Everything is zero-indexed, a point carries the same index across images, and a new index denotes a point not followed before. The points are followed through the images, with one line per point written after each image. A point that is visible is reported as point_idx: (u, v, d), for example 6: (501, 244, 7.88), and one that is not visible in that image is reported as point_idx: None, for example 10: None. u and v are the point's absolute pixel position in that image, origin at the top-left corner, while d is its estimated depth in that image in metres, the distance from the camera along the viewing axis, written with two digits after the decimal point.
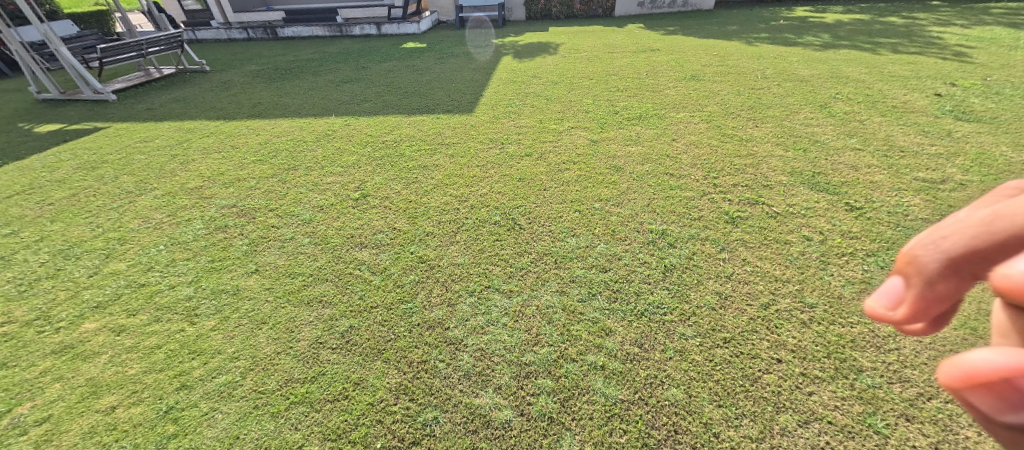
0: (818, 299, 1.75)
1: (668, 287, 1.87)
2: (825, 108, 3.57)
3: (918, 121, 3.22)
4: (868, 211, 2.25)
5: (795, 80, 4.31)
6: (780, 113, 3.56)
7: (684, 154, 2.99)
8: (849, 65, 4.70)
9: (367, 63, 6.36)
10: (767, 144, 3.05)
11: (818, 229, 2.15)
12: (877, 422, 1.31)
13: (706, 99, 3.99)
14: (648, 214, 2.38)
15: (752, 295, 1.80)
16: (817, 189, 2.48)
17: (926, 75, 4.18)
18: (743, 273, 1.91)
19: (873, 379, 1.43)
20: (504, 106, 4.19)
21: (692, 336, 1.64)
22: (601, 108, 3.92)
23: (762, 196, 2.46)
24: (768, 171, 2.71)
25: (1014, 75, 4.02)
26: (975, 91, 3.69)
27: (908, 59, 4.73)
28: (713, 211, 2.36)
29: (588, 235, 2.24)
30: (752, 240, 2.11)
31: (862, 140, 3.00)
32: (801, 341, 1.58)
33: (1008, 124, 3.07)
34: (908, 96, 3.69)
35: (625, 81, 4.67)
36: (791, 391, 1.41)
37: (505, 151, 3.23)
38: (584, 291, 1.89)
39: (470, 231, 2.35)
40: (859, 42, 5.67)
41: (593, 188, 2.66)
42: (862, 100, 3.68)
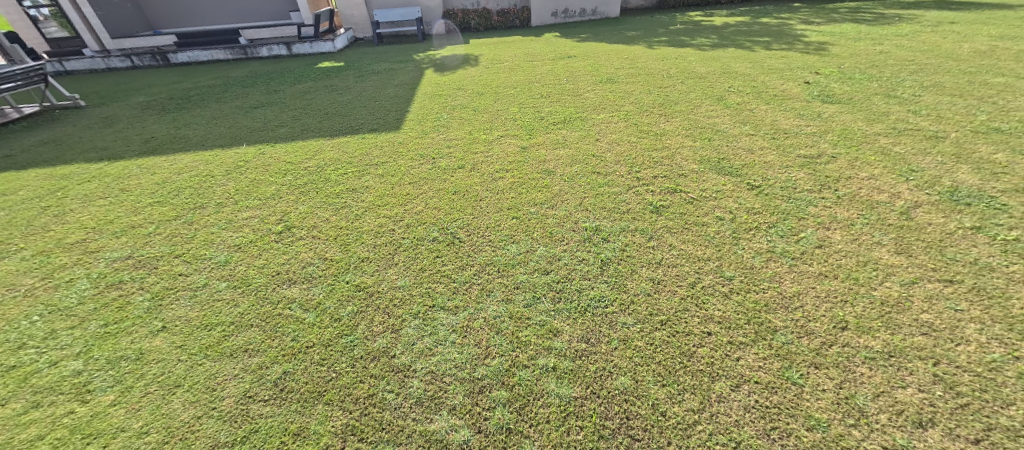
0: (735, 272, 1.93)
1: (607, 280, 1.96)
2: (722, 101, 4.00)
3: (795, 106, 3.73)
4: (765, 188, 2.55)
5: (695, 77, 4.79)
6: (686, 107, 3.92)
7: (608, 152, 3.17)
8: (736, 61, 5.33)
9: (279, 85, 5.95)
10: (679, 136, 3.34)
11: (728, 209, 2.39)
12: (793, 374, 1.47)
13: (622, 99, 4.28)
14: (581, 212, 2.48)
15: (680, 276, 1.94)
16: (723, 173, 2.76)
17: (796, 66, 4.87)
18: (671, 258, 2.06)
19: (786, 336, 1.61)
20: (431, 120, 4.15)
21: (632, 323, 1.73)
22: (527, 115, 4.04)
23: (680, 185, 2.68)
24: (682, 161, 2.97)
25: (860, 62, 4.82)
26: (834, 78, 4.37)
27: (781, 54, 5.48)
28: (639, 203, 2.53)
29: (527, 240, 2.28)
30: (674, 226, 2.29)
31: (754, 127, 3.40)
32: (725, 312, 1.73)
33: (861, 103, 3.67)
34: (785, 86, 4.27)
35: (547, 87, 4.86)
36: (722, 360, 1.54)
37: (436, 165, 3.19)
38: (529, 296, 1.92)
39: (408, 251, 2.28)
40: (742, 41, 6.47)
41: (527, 194, 2.72)
42: (750, 92, 4.18)
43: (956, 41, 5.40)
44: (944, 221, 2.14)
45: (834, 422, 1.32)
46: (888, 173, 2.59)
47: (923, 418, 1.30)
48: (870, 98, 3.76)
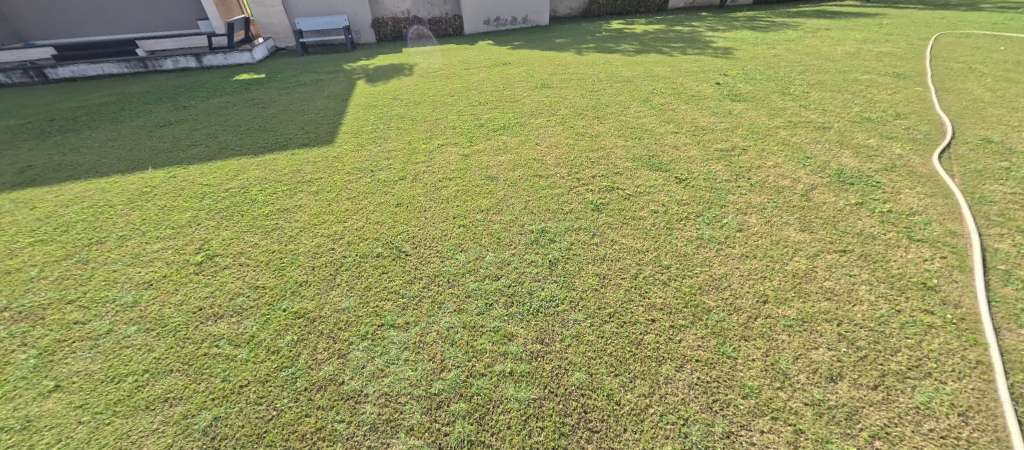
0: (671, 260, 2.08)
1: (556, 280, 2.01)
2: (648, 102, 4.30)
3: (710, 105, 4.11)
4: (691, 181, 2.78)
5: (622, 81, 5.10)
6: (617, 109, 4.15)
7: (548, 156, 3.26)
8: (657, 65, 5.76)
9: (189, 101, 5.40)
10: (612, 137, 3.53)
11: (661, 202, 2.57)
12: (728, 349, 1.60)
13: (557, 103, 4.44)
14: (527, 216, 2.53)
15: (623, 269, 2.04)
16: (654, 169, 2.96)
17: (708, 69, 5.37)
18: (613, 252, 2.16)
19: (719, 315, 1.75)
20: (367, 131, 4.00)
21: (583, 319, 1.79)
22: (467, 123, 4.03)
23: (616, 182, 2.83)
24: (616, 160, 3.13)
25: (759, 64, 5.43)
26: (740, 79, 4.89)
27: (695, 58, 6.01)
28: (580, 202, 2.63)
29: (475, 248, 2.27)
30: (614, 222, 2.41)
31: (677, 125, 3.69)
32: (665, 299, 1.85)
33: (763, 100, 4.13)
34: (700, 87, 4.69)
35: (484, 95, 4.89)
36: (666, 344, 1.64)
37: (376, 178, 3.08)
38: (481, 304, 1.91)
39: (351, 270, 2.16)
40: (660, 47, 7.01)
41: (472, 201, 2.71)
42: (671, 93, 4.53)
43: (831, 44, 6.28)
44: (836, 200, 2.47)
45: (764, 387, 1.45)
46: (789, 161, 2.94)
47: (834, 373, 1.48)
48: (770, 96, 4.25)
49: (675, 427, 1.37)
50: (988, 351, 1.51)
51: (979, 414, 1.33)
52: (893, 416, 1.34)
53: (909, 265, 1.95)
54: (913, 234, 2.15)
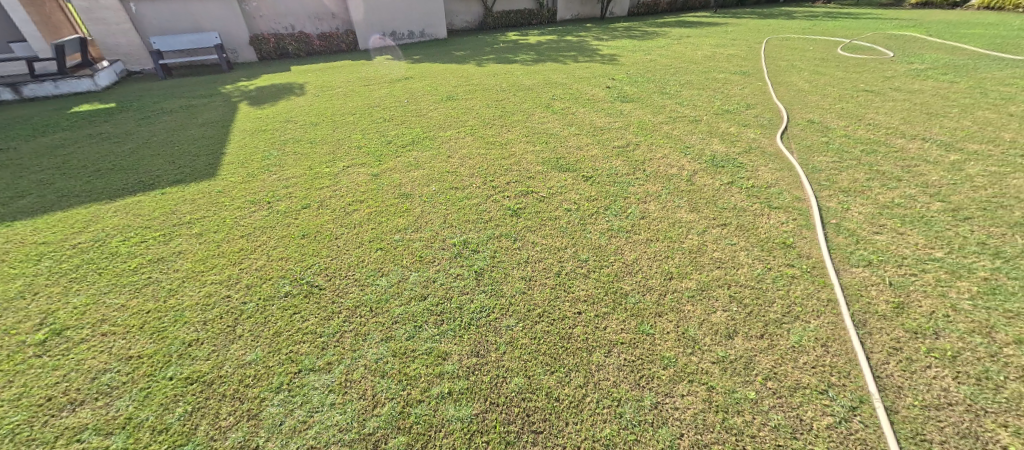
0: (588, 253, 2.21)
1: (484, 290, 2.01)
2: (549, 108, 4.55)
3: (604, 107, 4.49)
4: (596, 177, 3.00)
5: (524, 89, 5.33)
6: (522, 116, 4.32)
7: (461, 167, 3.26)
8: (554, 73, 6.14)
9: (7, 141, 4.33)
10: (521, 143, 3.66)
11: (573, 200, 2.73)
12: (647, 327, 1.75)
13: (464, 114, 4.48)
14: (447, 229, 2.49)
15: (547, 269, 2.12)
16: (563, 170, 3.14)
17: (598, 75, 5.88)
18: (536, 253, 2.24)
19: (636, 297, 1.91)
20: (258, 159, 3.60)
21: (515, 323, 1.81)
22: (373, 141, 3.86)
23: (530, 186, 2.93)
24: (528, 165, 3.25)
25: (640, 69, 6.10)
26: (625, 82, 5.43)
27: (586, 65, 6.54)
28: (498, 209, 2.67)
29: (397, 270, 2.17)
30: (533, 224, 2.49)
31: (578, 127, 3.96)
32: (588, 290, 1.96)
33: (646, 100, 4.65)
34: (593, 91, 5.11)
35: (388, 111, 4.73)
36: (594, 332, 1.74)
37: (274, 209, 2.78)
38: (410, 327, 1.82)
39: (254, 317, 1.91)
40: (554, 56, 7.49)
41: (388, 222, 2.59)
42: (569, 98, 4.86)
43: (693, 49, 7.31)
44: (713, 181, 2.87)
45: (679, 355, 1.62)
46: (674, 152, 3.34)
47: (732, 331, 1.71)
48: (652, 96, 4.79)
49: (611, 410, 1.45)
50: (834, 289, 1.88)
51: (836, 341, 1.64)
52: (778, 357, 1.59)
53: (772, 229, 2.34)
54: (771, 203, 2.58)
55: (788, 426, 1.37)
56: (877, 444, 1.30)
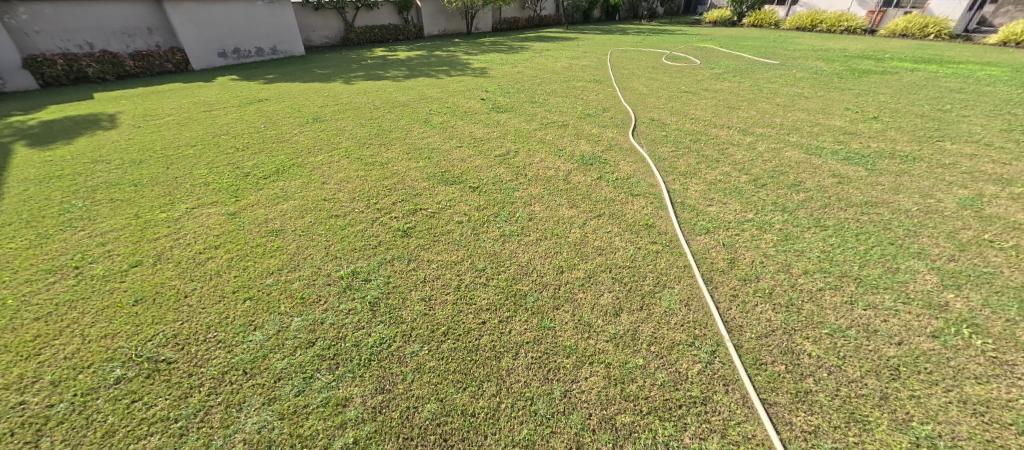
0: (485, 262, 2.25)
1: (382, 320, 1.87)
2: (428, 123, 4.51)
3: (481, 118, 4.65)
4: (483, 187, 3.08)
5: (399, 105, 5.19)
6: (401, 133, 4.20)
7: (339, 192, 3.01)
8: (427, 88, 6.12)
9: None
10: (403, 161, 3.55)
11: (463, 212, 2.74)
12: (547, 322, 1.84)
13: (336, 136, 4.15)
14: (331, 262, 2.26)
15: (446, 285, 2.08)
16: (449, 183, 3.14)
17: (472, 88, 6.05)
18: (433, 271, 2.18)
19: (534, 296, 2.00)
20: (53, 213, 2.78)
21: (420, 348, 1.73)
22: (224, 174, 3.31)
23: (418, 203, 2.85)
24: (413, 182, 3.16)
25: (509, 80, 6.48)
26: (498, 94, 5.70)
27: (459, 79, 6.67)
28: (387, 232, 2.53)
29: (274, 319, 1.88)
30: (426, 242, 2.43)
31: (458, 140, 4.00)
32: (489, 298, 1.99)
33: (519, 109, 4.95)
34: (469, 103, 5.24)
35: (240, 138, 4.12)
36: (501, 339, 1.77)
37: (88, 274, 2.17)
38: (298, 380, 1.60)
39: (70, 420, 1.46)
40: (426, 71, 7.47)
41: (256, 265, 2.24)
42: (446, 112, 4.90)
43: (553, 61, 8.06)
44: (585, 178, 3.19)
45: (579, 342, 1.74)
46: (549, 155, 3.62)
47: (618, 309, 1.91)
48: (524, 105, 5.13)
49: (525, 410, 1.49)
50: (687, 257, 2.25)
51: (694, 299, 1.97)
52: (655, 323, 1.83)
53: (636, 214, 2.70)
54: (632, 191, 2.98)
55: (670, 380, 1.58)
56: (734, 377, 1.59)
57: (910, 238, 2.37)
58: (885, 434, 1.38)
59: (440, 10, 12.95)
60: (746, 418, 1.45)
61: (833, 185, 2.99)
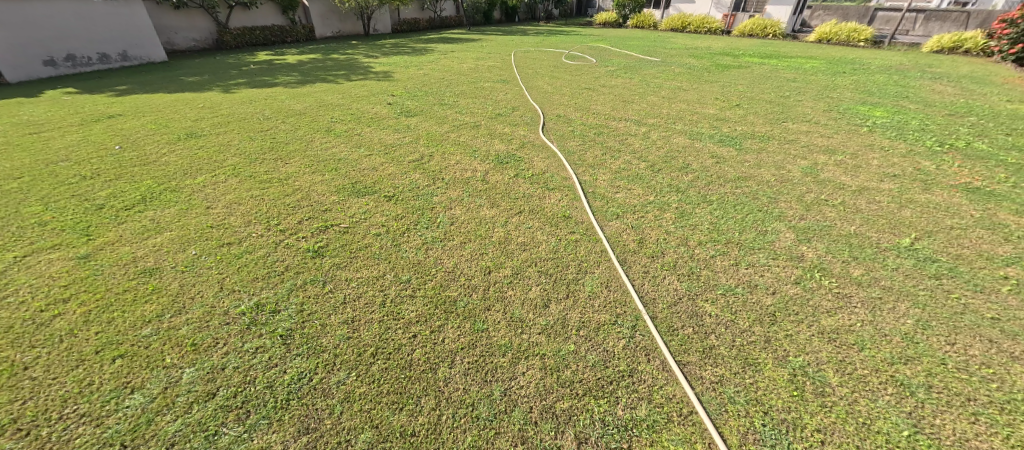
0: (409, 272, 2.16)
1: (299, 352, 1.69)
2: (330, 131, 4.18)
3: (390, 124, 4.45)
4: (399, 195, 2.95)
5: (294, 114, 4.72)
6: (299, 145, 3.82)
7: (230, 216, 2.64)
8: (326, 94, 5.67)
9: None
10: (305, 175, 3.23)
11: (380, 224, 2.60)
12: (480, 324, 1.84)
13: (219, 152, 3.63)
14: (227, 296, 1.97)
15: (369, 302, 1.96)
16: (362, 194, 2.95)
17: (376, 92, 5.76)
18: (353, 291, 2.03)
19: (464, 300, 1.98)
20: None
21: (347, 375, 1.60)
22: (68, 210, 2.68)
23: (329, 219, 2.63)
24: (319, 197, 2.90)
25: (416, 83, 6.30)
26: (405, 97, 5.51)
27: (360, 84, 6.30)
28: (295, 254, 2.29)
29: (159, 375, 1.58)
30: (342, 260, 2.25)
31: (367, 148, 3.78)
32: (418, 310, 1.91)
33: (429, 112, 4.84)
34: (375, 109, 4.98)
35: (88, 164, 3.38)
36: (434, 350, 1.71)
37: None
38: (201, 440, 1.38)
39: None
40: (322, 75, 6.91)
41: (127, 314, 1.86)
42: (350, 119, 4.59)
43: (459, 63, 8.03)
44: (502, 177, 3.24)
45: (513, 339, 1.77)
46: (464, 157, 3.60)
47: (546, 300, 1.98)
48: (433, 108, 5.03)
49: (467, 417, 1.46)
50: (603, 242, 2.42)
51: (612, 281, 2.12)
52: (581, 308, 1.94)
53: (554, 207, 2.82)
54: (548, 186, 3.11)
55: (600, 359, 1.68)
56: (653, 346, 1.75)
57: (772, 204, 2.84)
58: (771, 371, 1.64)
59: (331, 10, 12.07)
60: (667, 381, 1.60)
61: (713, 165, 3.46)
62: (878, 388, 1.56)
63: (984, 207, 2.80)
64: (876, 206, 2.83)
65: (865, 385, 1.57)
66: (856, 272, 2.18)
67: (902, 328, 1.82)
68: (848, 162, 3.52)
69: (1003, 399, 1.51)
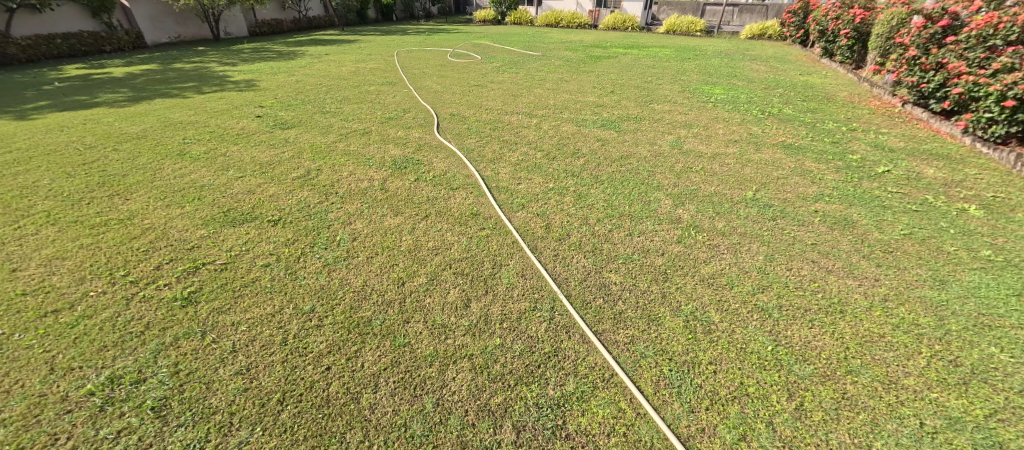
0: (312, 301, 1.95)
1: (181, 422, 1.41)
2: (184, 155, 3.52)
3: (262, 139, 3.92)
4: (285, 217, 2.63)
5: (130, 139, 3.87)
6: (143, 175, 3.15)
7: (50, 276, 2.06)
8: (172, 111, 4.76)
9: None
10: (157, 210, 2.68)
11: (266, 253, 2.29)
12: (401, 339, 1.75)
13: (20, 197, 2.80)
14: (63, 377, 1.54)
15: (267, 344, 1.72)
16: (238, 223, 2.56)
17: (239, 104, 5.02)
18: (244, 334, 1.75)
19: (380, 318, 1.86)
20: None
21: (251, 432, 1.38)
22: None
23: (199, 258, 2.23)
24: (182, 233, 2.44)
25: (288, 91, 5.66)
26: (277, 108, 4.91)
27: (217, 96, 5.42)
28: (157, 307, 1.89)
29: None
30: (224, 302, 1.93)
31: (238, 169, 3.28)
32: (328, 339, 1.74)
33: (309, 122, 4.40)
34: (240, 123, 4.34)
35: None
36: (354, 378, 1.58)
37: None
38: None
39: None
40: (163, 90, 5.77)
41: None
42: (209, 138, 3.93)
43: (336, 66, 7.43)
44: (402, 183, 3.10)
45: (437, 346, 1.72)
46: (358, 166, 3.36)
47: (466, 300, 1.96)
48: (313, 117, 4.58)
49: (402, 438, 1.38)
50: (513, 234, 2.48)
51: (527, 269, 2.19)
52: (501, 301, 1.97)
53: (460, 206, 2.80)
54: (451, 185, 3.07)
55: (526, 346, 1.74)
56: (572, 323, 1.86)
57: (652, 177, 3.22)
58: (671, 321, 1.86)
59: (164, 11, 10.12)
60: (588, 352, 1.72)
61: (600, 148, 3.78)
62: (747, 316, 1.89)
63: (796, 158, 3.56)
64: (726, 168, 3.39)
65: (738, 316, 1.89)
66: (720, 224, 2.59)
67: (757, 264, 2.23)
68: (702, 133, 4.16)
69: (826, 304, 1.95)
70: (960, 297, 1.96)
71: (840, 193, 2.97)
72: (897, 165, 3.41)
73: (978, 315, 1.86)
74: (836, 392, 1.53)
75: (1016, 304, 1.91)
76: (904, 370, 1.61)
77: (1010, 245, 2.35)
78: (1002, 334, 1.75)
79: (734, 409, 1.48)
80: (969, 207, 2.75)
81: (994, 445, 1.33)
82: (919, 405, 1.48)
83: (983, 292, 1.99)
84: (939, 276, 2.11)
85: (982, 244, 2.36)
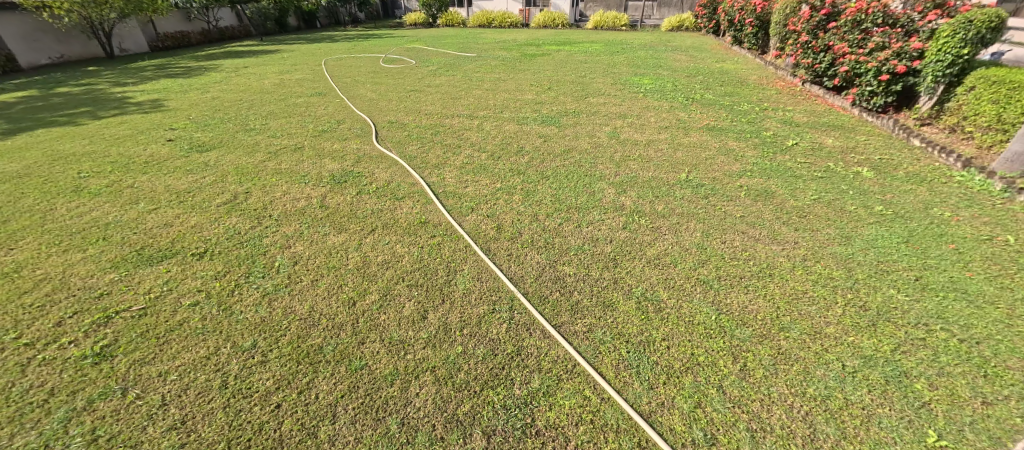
0: (252, 336, 1.79)
1: None
2: (82, 190, 3.10)
3: (177, 164, 3.55)
4: (213, 249, 2.40)
5: (10, 178, 3.33)
6: (31, 218, 2.72)
7: None
8: (61, 142, 4.16)
9: None
10: (52, 257, 2.33)
11: (193, 290, 2.07)
12: (357, 362, 1.66)
13: None
14: None
15: (205, 390, 1.56)
16: (156, 261, 2.30)
17: (145, 129, 4.50)
18: (176, 384, 1.58)
19: (331, 344, 1.75)
20: None
21: None
22: None
23: (111, 306, 1.97)
24: (86, 280, 2.14)
25: (203, 110, 5.17)
26: (192, 129, 4.46)
27: (117, 120, 4.82)
28: (63, 367, 1.64)
29: None
30: (147, 351, 1.72)
31: (150, 201, 2.94)
32: (275, 375, 1.61)
33: (232, 142, 4.05)
34: (149, 149, 3.90)
35: None
36: (309, 412, 1.48)
37: None
38: None
39: None
40: (47, 118, 5.03)
41: None
42: (112, 168, 3.49)
43: (256, 79, 6.92)
44: (343, 198, 2.95)
45: (397, 364, 1.66)
46: (292, 185, 3.15)
47: (423, 312, 1.91)
48: (236, 136, 4.23)
49: None
50: (465, 238, 2.46)
51: (483, 273, 2.18)
52: (459, 308, 1.94)
53: (407, 216, 2.71)
54: (396, 195, 2.98)
55: (488, 349, 1.73)
56: (532, 319, 1.88)
57: (593, 168, 3.34)
58: (624, 305, 1.95)
59: (40, 29, 8.83)
60: (551, 346, 1.75)
61: (542, 144, 3.85)
62: (691, 290, 2.02)
63: (720, 139, 3.87)
64: (661, 153, 3.60)
65: (683, 291, 2.02)
66: (660, 207, 2.75)
67: (695, 241, 2.39)
68: (636, 123, 4.38)
69: (757, 270, 2.14)
70: (863, 249, 2.24)
71: (759, 167, 3.26)
72: (803, 138, 3.82)
73: (878, 262, 2.13)
74: (772, 349, 1.68)
75: (905, 249, 2.21)
76: (826, 321, 1.81)
77: (896, 199, 2.72)
78: (897, 276, 2.02)
79: (688, 379, 1.58)
80: (862, 169, 3.15)
81: (900, 375, 1.54)
82: (840, 350, 1.67)
83: (879, 243, 2.28)
84: (845, 233, 2.40)
85: (875, 201, 2.71)
